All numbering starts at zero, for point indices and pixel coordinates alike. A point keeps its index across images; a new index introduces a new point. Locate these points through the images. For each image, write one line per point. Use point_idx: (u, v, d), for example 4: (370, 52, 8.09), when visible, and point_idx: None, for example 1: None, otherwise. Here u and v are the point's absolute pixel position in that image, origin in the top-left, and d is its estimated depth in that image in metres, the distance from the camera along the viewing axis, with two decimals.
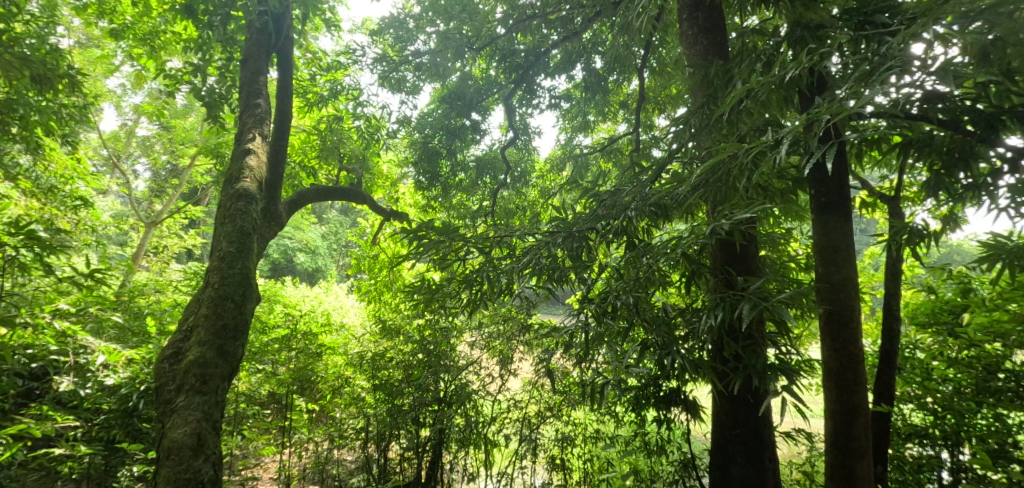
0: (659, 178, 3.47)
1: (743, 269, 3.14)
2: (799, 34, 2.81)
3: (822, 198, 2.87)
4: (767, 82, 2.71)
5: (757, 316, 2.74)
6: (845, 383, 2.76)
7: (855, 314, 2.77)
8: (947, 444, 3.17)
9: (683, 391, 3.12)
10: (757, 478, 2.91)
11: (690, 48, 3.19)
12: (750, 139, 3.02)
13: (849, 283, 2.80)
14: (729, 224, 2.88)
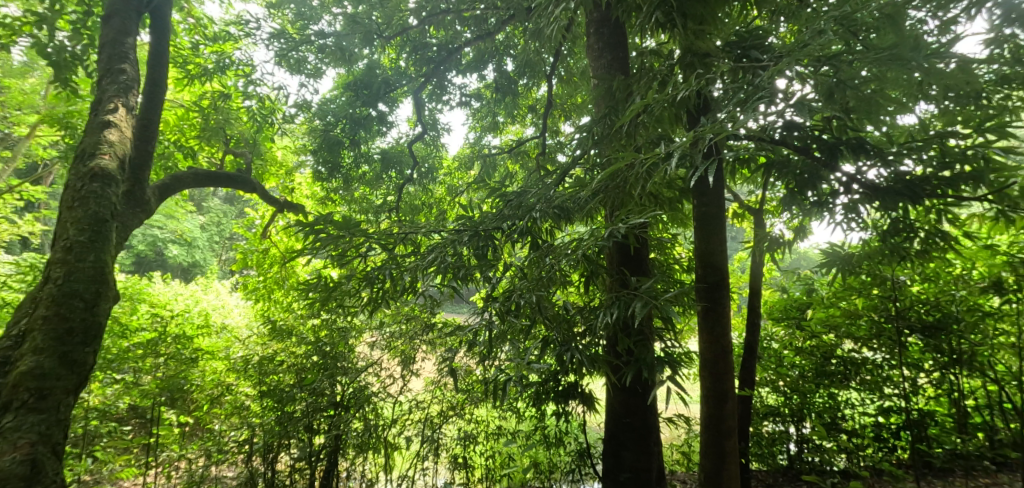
0: (563, 182, 3.64)
1: (636, 269, 3.44)
2: (689, 58, 3.07)
3: (703, 207, 3.15)
4: (662, 99, 2.96)
5: (647, 314, 2.98)
6: (718, 371, 3.04)
7: (728, 309, 3.06)
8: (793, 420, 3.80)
9: (580, 385, 3.29)
10: (644, 460, 3.19)
11: (596, 60, 3.51)
12: (645, 150, 3.28)
13: (724, 283, 3.09)
14: (625, 228, 3.09)
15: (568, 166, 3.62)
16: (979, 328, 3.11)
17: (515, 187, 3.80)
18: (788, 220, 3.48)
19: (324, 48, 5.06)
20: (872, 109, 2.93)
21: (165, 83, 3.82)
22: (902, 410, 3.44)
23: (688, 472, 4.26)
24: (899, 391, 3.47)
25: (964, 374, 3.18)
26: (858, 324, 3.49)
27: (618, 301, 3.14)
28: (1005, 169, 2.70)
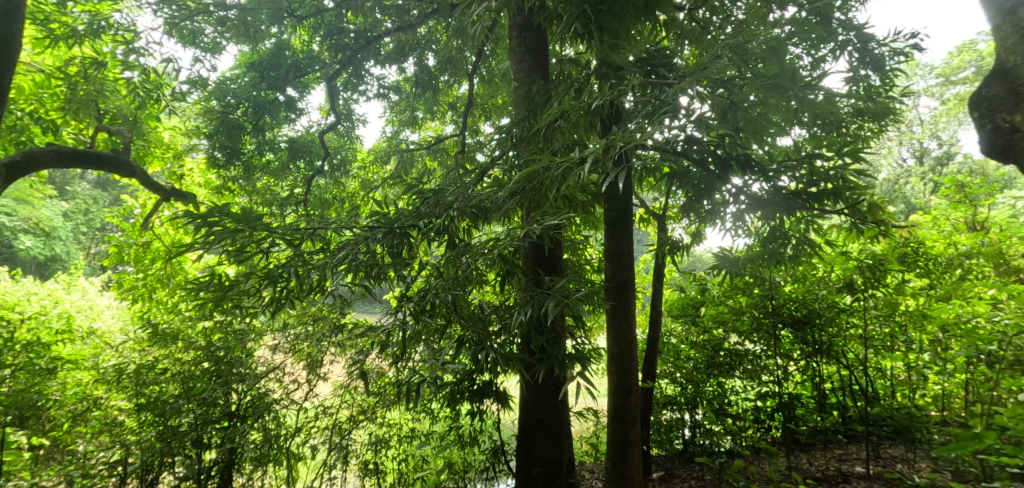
0: (481, 182, 3.72)
1: (550, 268, 3.59)
2: (604, 70, 3.23)
3: (613, 212, 3.33)
4: (576, 105, 3.11)
5: (559, 313, 3.08)
6: (624, 364, 3.23)
7: (634, 306, 3.25)
8: (688, 408, 4.17)
9: (495, 383, 3.33)
10: (557, 453, 3.36)
11: (518, 64, 3.68)
12: (561, 155, 3.43)
13: (631, 283, 3.28)
14: (540, 228, 3.17)
15: (485, 166, 3.67)
16: (834, 321, 3.68)
17: (432, 185, 3.80)
18: (687, 225, 3.96)
19: (223, 21, 4.72)
20: (757, 129, 3.29)
21: (19, 41, 3.60)
22: (776, 395, 3.84)
23: (596, 462, 4.62)
24: (773, 378, 3.89)
25: (821, 361, 3.75)
26: (742, 318, 3.88)
27: (532, 300, 3.22)
28: (859, 187, 3.15)
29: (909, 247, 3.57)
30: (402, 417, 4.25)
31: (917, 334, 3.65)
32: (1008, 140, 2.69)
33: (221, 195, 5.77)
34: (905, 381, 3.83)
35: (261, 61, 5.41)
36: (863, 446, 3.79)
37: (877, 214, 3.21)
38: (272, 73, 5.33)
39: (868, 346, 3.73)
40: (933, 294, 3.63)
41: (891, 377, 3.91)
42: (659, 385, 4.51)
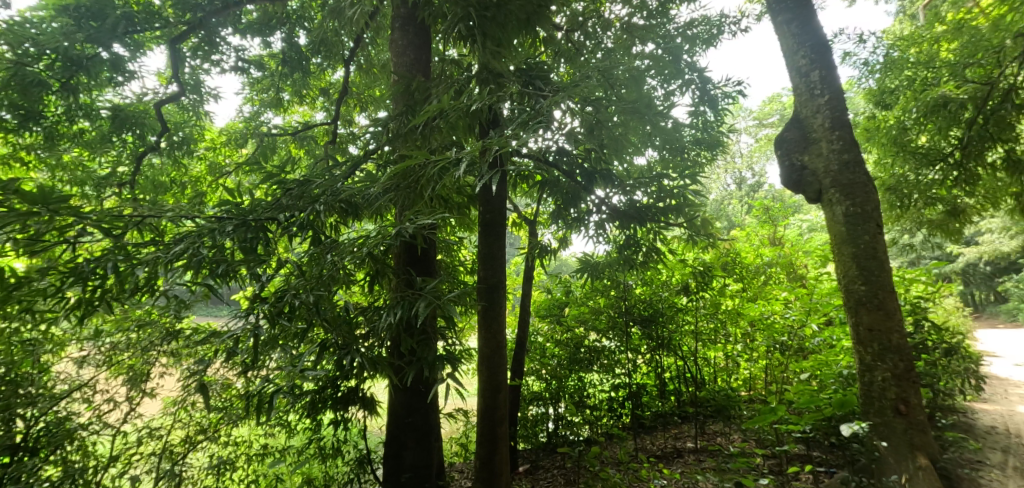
0: (350, 176, 4.31)
1: (423, 268, 4.37)
2: (485, 75, 3.96)
3: (487, 215, 4.09)
4: (456, 107, 3.52)
5: (430, 313, 3.40)
6: (493, 363, 4.02)
7: (501, 308, 4.01)
8: (552, 400, 6.10)
9: (362, 389, 3.70)
10: (425, 456, 4.54)
11: (400, 58, 4.70)
12: (438, 153, 4.02)
13: (498, 284, 4.00)
14: (412, 228, 3.41)
15: (360, 161, 4.39)
16: (673, 318, 6.07)
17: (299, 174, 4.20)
18: (556, 232, 5.75)
19: None
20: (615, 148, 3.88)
21: None
22: (624, 385, 6.09)
23: (466, 461, 5.90)
24: (625, 369, 6.13)
25: (662, 352, 6.12)
26: (600, 318, 5.96)
27: (403, 302, 3.49)
28: (697, 206, 4.92)
29: (729, 257, 6.26)
30: (251, 437, 5.42)
31: (732, 328, 6.21)
32: (798, 172, 5.18)
33: (9, 167, 6.02)
34: (722, 367, 6.36)
35: (80, 9, 5.31)
36: (691, 424, 6.34)
37: (708, 231, 5.12)
38: (92, 23, 5.30)
39: (697, 337, 6.21)
40: (746, 296, 6.29)
41: (712, 364, 6.38)
42: (528, 383, 6.27)
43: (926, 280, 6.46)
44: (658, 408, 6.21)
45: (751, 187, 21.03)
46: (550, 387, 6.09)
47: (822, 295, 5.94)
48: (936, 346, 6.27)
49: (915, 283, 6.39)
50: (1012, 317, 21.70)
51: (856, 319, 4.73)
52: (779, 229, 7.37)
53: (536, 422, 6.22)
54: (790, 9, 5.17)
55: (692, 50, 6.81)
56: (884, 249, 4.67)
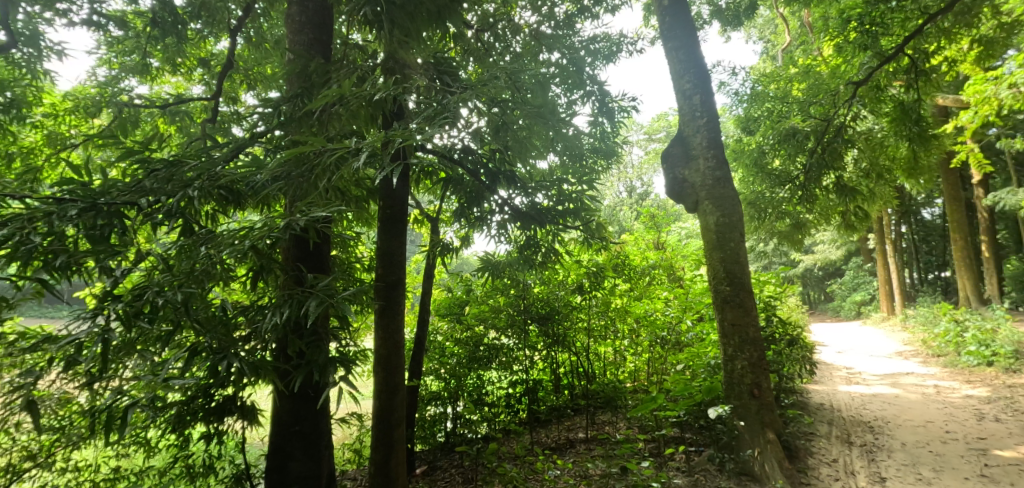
0: (233, 159, 4.21)
1: (313, 265, 4.52)
2: (391, 64, 4.65)
3: (388, 211, 5.04)
4: (358, 93, 4.07)
5: (321, 312, 3.34)
6: (392, 362, 4.94)
7: (398, 305, 4.94)
8: (449, 399, 6.85)
9: (240, 398, 3.65)
10: (314, 466, 4.57)
11: (298, 34, 4.80)
12: (335, 140, 4.39)
13: (397, 283, 4.94)
14: (304, 220, 3.40)
15: (243, 144, 4.20)
16: (567, 315, 7.11)
17: (168, 154, 4.01)
18: (458, 231, 6.67)
19: None
20: (520, 147, 5.22)
21: None
22: (521, 381, 7.02)
23: (358, 468, 6.35)
24: (522, 365, 7.06)
25: (556, 348, 7.18)
26: (498, 317, 6.94)
27: (291, 300, 3.44)
28: (591, 211, 6.41)
29: (620, 258, 7.51)
30: (98, 460, 4.89)
31: (620, 325, 7.40)
32: (680, 184, 6.71)
33: None
34: (611, 361, 7.51)
35: None
36: (581, 418, 7.41)
37: (601, 234, 6.52)
38: None
39: (590, 333, 7.30)
40: (632, 294, 7.51)
41: (603, 359, 7.51)
42: (427, 382, 7.02)
43: (775, 281, 8.03)
44: (551, 402, 7.19)
45: (639, 196, 24.53)
46: (449, 387, 6.87)
47: (695, 295, 7.39)
48: (781, 338, 7.75)
49: (767, 283, 7.93)
50: (832, 312, 26.19)
51: (723, 316, 6.23)
52: (661, 235, 8.40)
53: (435, 421, 6.98)
54: (676, 42, 6.66)
55: (592, 62, 8.57)
56: (743, 255, 6.20)
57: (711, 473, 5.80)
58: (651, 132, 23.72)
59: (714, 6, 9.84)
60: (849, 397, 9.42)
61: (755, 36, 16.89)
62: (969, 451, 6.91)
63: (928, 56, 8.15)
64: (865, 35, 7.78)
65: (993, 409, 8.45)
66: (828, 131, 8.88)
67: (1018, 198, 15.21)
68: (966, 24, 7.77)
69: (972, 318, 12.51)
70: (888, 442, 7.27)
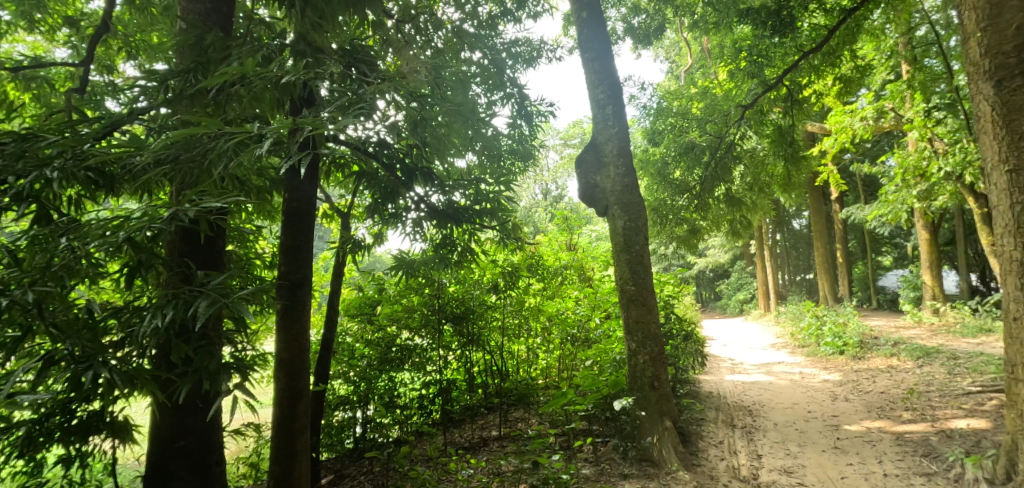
0: (107, 137, 3.75)
1: (206, 261, 4.20)
2: (302, 47, 4.35)
3: (293, 204, 4.72)
4: (263, 75, 3.76)
5: (213, 312, 3.15)
6: (294, 367, 4.62)
7: (302, 305, 4.65)
8: (359, 403, 6.58)
9: (111, 413, 3.32)
10: (202, 484, 4.19)
11: (194, 3, 4.34)
12: (234, 124, 4.05)
13: (301, 281, 4.66)
14: (193, 210, 3.14)
15: (120, 120, 3.74)
16: (482, 314, 7.04)
17: (19, 126, 3.50)
18: (371, 227, 6.42)
19: None
20: (441, 145, 5.16)
21: None
22: (434, 382, 6.84)
23: (256, 481, 5.90)
24: (436, 365, 6.86)
25: (470, 347, 7.00)
26: (411, 317, 6.73)
27: (178, 301, 3.20)
28: (508, 212, 6.52)
29: (535, 258, 7.59)
30: None
31: (533, 323, 7.42)
32: (592, 189, 6.97)
33: None
34: (525, 359, 7.49)
35: None
36: (495, 416, 7.38)
37: (516, 234, 6.63)
38: None
39: (504, 332, 7.27)
40: (546, 293, 7.63)
41: (516, 356, 7.47)
42: (334, 385, 6.70)
43: (673, 282, 8.67)
44: (465, 401, 7.12)
45: (554, 198, 25.09)
46: (359, 390, 6.60)
47: (604, 294, 7.76)
48: (678, 333, 8.27)
49: (667, 284, 8.50)
50: (720, 310, 28.31)
51: (627, 313, 6.43)
52: (574, 236, 8.74)
53: (343, 427, 6.59)
54: (593, 52, 6.82)
55: (514, 65, 8.60)
56: (647, 258, 6.45)
57: (614, 461, 6.07)
58: (566, 137, 24.34)
59: (627, 23, 10.14)
60: (732, 385, 10.14)
61: (660, 55, 17.76)
62: (825, 427, 7.66)
63: (801, 89, 9.14)
64: (753, 64, 8.80)
65: (843, 390, 9.38)
66: (720, 148, 9.97)
67: (863, 213, 17.41)
68: (831, 65, 8.67)
69: (829, 314, 13.96)
70: (763, 422, 7.96)
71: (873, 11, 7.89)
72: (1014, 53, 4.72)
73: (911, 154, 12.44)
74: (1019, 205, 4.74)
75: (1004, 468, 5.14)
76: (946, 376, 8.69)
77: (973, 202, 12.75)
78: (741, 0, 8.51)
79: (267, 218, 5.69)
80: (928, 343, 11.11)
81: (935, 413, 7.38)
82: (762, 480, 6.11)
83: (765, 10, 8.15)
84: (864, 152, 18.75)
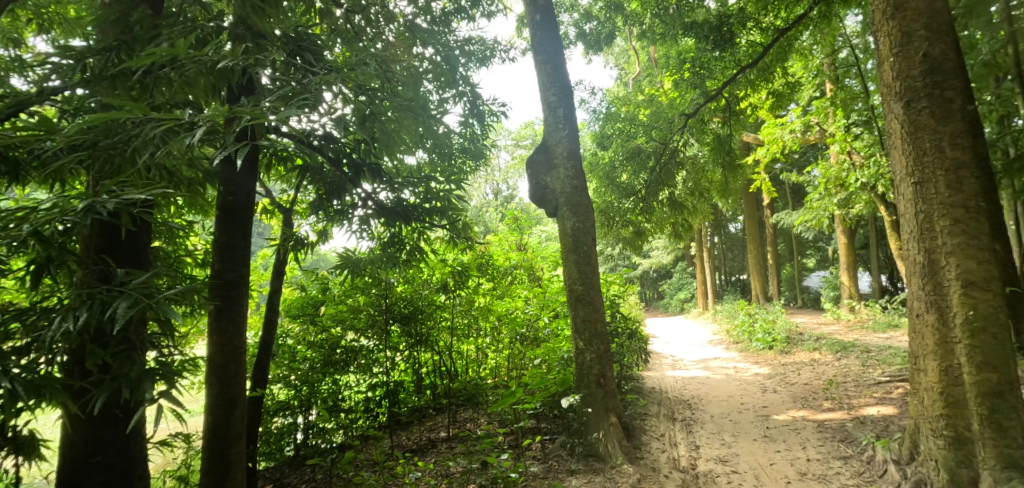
0: (13, 120, 3.44)
1: (131, 260, 4.09)
2: (241, 31, 4.11)
3: (229, 198, 4.51)
4: (198, 58, 3.54)
5: (134, 313, 2.97)
6: (228, 371, 4.41)
7: (237, 305, 4.46)
8: (300, 409, 6.35)
9: (14, 427, 3.03)
10: None
11: None
12: (162, 110, 3.79)
13: (238, 280, 4.50)
14: (112, 202, 2.91)
15: (27, 102, 3.43)
16: (431, 314, 6.89)
17: None
18: (315, 225, 6.02)
19: None
20: (389, 141, 5.18)
21: None
22: (381, 384, 6.67)
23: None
24: (383, 367, 6.71)
25: (418, 348, 6.90)
26: (357, 318, 6.50)
27: (94, 303, 2.99)
28: (458, 211, 6.43)
29: (485, 257, 7.48)
30: None
31: (482, 322, 7.36)
32: (542, 190, 6.93)
33: None
34: (474, 359, 7.45)
35: None
36: (443, 416, 7.24)
37: (466, 234, 6.58)
38: None
39: (453, 332, 7.16)
40: (496, 293, 7.55)
41: (465, 356, 7.41)
42: (273, 391, 6.41)
43: (619, 282, 8.81)
44: (414, 402, 7.02)
45: (505, 199, 25.09)
46: (299, 395, 6.34)
47: (553, 293, 7.71)
48: (623, 331, 8.41)
49: (613, 284, 8.64)
50: (662, 309, 29.13)
51: (576, 313, 6.45)
52: (524, 236, 8.70)
53: (283, 433, 6.34)
54: (545, 55, 6.80)
55: (468, 63, 8.51)
56: (595, 258, 6.50)
57: (562, 457, 6.14)
58: (518, 138, 24.42)
59: (579, 29, 10.13)
60: (673, 381, 10.39)
61: (610, 62, 18.04)
62: (756, 417, 7.95)
63: (738, 101, 9.63)
64: (695, 75, 9.20)
65: (772, 382, 9.81)
66: (664, 154, 10.24)
67: (790, 218, 18.39)
68: (766, 79, 9.16)
69: (761, 311, 14.62)
70: (701, 415, 8.18)
71: (803, 31, 8.52)
72: (921, 77, 5.02)
73: (833, 165, 13.25)
74: (921, 213, 5.04)
75: (908, 449, 5.49)
76: (859, 368, 9.22)
77: (883, 209, 13.81)
78: (686, 15, 8.94)
79: (201, 213, 5.37)
80: (846, 337, 11.82)
81: (850, 401, 7.82)
82: (700, 469, 6.26)
83: (707, 25, 8.64)
84: (793, 162, 19.80)
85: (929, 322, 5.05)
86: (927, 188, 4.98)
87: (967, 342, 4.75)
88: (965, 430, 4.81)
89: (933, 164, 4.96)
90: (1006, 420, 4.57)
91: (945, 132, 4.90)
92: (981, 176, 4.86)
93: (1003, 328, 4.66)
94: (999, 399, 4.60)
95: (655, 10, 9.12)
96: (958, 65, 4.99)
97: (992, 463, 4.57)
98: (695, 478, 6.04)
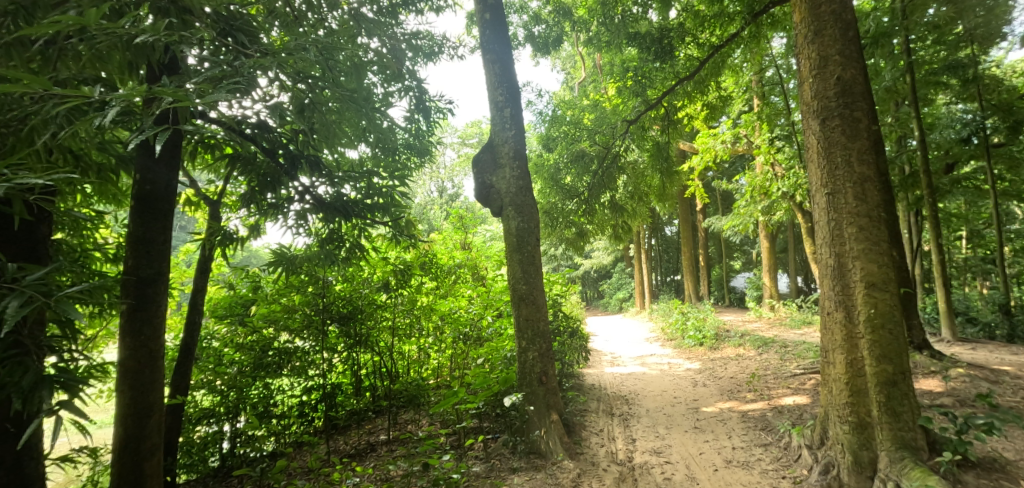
0: None
1: (30, 255, 3.84)
2: (164, 5, 3.80)
3: (144, 188, 4.24)
4: (114, 31, 3.27)
5: (27, 312, 2.68)
6: (142, 377, 4.17)
7: (153, 305, 4.22)
8: (228, 416, 5.96)
9: None
10: None
11: None
12: (67, 86, 3.45)
13: (152, 278, 4.22)
14: (5, 186, 2.58)
15: None
16: (372, 314, 6.65)
17: None
18: (245, 218, 5.81)
19: None
20: (328, 132, 4.91)
21: None
22: (317, 387, 6.37)
23: None
24: (319, 370, 6.40)
25: (357, 349, 6.63)
26: (291, 318, 6.19)
27: None
28: (400, 208, 6.33)
29: (429, 256, 7.31)
30: None
31: (425, 323, 7.15)
32: (488, 190, 6.85)
33: None
34: (415, 360, 7.24)
35: None
36: (383, 419, 6.99)
37: (409, 232, 6.45)
38: None
39: (394, 333, 6.89)
40: (438, 292, 7.40)
41: (407, 357, 7.18)
42: (197, 398, 6.04)
43: (561, 282, 8.84)
44: (352, 406, 6.67)
45: (450, 197, 24.75)
46: (226, 401, 5.96)
47: (496, 293, 7.79)
48: (563, 331, 8.43)
49: (556, 283, 8.66)
50: (603, 308, 29.66)
51: (519, 311, 6.39)
52: (468, 236, 8.54)
53: (207, 443, 5.91)
54: (492, 54, 6.73)
55: (413, 58, 8.31)
56: (538, 258, 6.47)
57: (504, 456, 6.04)
58: (465, 137, 24.17)
59: (528, 31, 10.01)
60: (611, 377, 10.58)
61: (556, 65, 18.16)
62: (687, 410, 8.16)
63: (677, 110, 9.95)
64: (637, 84, 9.37)
65: (702, 377, 10.12)
66: (607, 158, 10.36)
67: (721, 224, 19.14)
68: (701, 92, 9.57)
69: (692, 310, 15.08)
70: (637, 409, 8.34)
71: (735, 50, 8.85)
72: (837, 98, 5.25)
73: (758, 175, 13.94)
74: (832, 221, 5.28)
75: (819, 434, 5.74)
76: (777, 362, 9.70)
77: (802, 217, 14.63)
78: (630, 24, 9.15)
79: (111, 203, 5.10)
80: (766, 333, 12.41)
81: (771, 393, 8.18)
82: (636, 462, 6.33)
83: (650, 36, 8.92)
84: (723, 171, 20.78)
85: (838, 319, 5.26)
86: (839, 198, 5.22)
87: (869, 337, 5.01)
88: (866, 416, 5.06)
89: (844, 177, 5.20)
90: (899, 406, 4.88)
91: (854, 149, 5.16)
92: (881, 189, 5.18)
93: (898, 324, 4.97)
94: (893, 387, 4.91)
95: (602, 18, 9.27)
96: (865, 90, 5.31)
97: (888, 445, 4.87)
98: (631, 469, 6.11)
